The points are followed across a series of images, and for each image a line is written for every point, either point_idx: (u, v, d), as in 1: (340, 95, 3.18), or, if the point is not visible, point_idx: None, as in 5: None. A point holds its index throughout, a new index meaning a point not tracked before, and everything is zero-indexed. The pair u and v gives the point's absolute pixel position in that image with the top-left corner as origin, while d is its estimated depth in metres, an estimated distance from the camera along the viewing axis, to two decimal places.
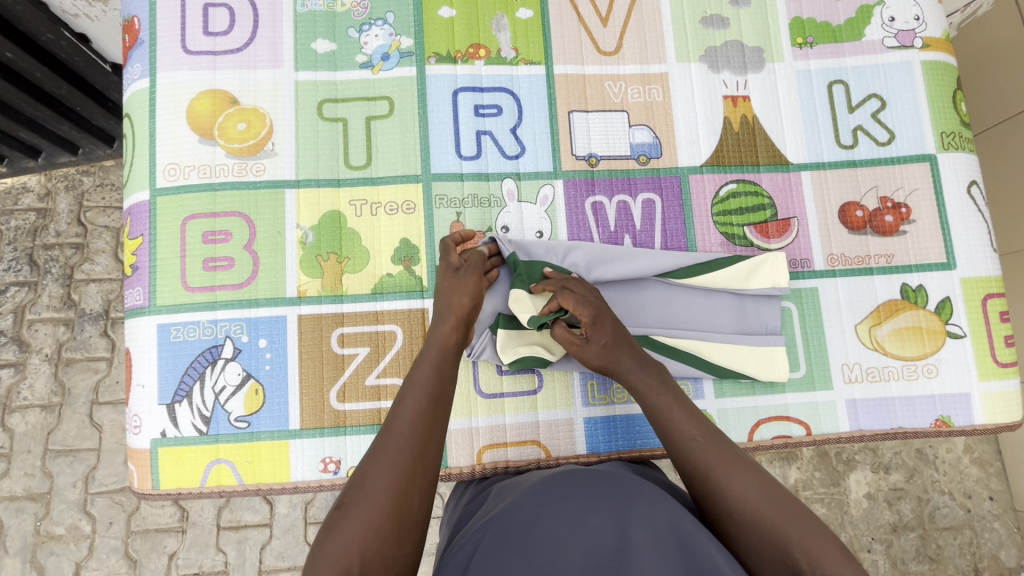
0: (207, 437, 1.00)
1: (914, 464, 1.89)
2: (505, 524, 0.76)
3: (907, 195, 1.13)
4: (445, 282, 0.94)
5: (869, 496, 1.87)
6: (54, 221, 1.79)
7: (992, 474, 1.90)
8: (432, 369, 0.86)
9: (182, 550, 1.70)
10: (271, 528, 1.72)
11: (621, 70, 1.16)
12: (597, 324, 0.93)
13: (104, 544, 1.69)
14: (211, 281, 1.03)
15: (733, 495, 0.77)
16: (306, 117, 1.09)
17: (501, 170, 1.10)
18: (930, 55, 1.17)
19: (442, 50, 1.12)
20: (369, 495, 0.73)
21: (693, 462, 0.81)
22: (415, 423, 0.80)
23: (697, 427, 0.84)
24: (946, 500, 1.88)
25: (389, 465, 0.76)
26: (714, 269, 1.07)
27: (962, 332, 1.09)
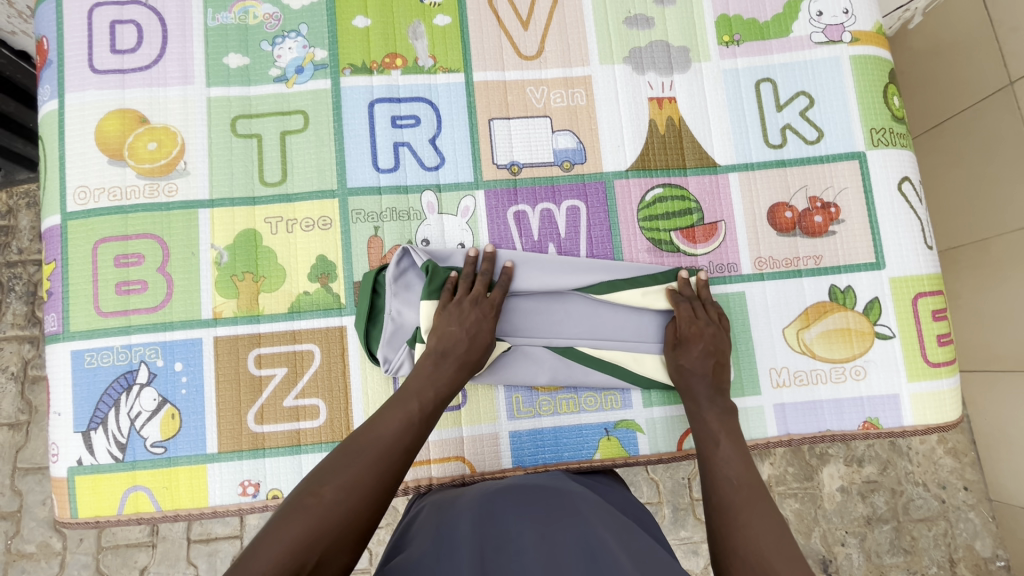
0: (124, 463, 0.98)
1: (887, 456, 1.88)
2: (447, 534, 0.76)
3: (836, 194, 1.10)
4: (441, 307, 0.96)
5: (842, 489, 1.85)
6: (16, 238, 1.78)
7: (966, 463, 1.87)
8: (428, 387, 0.90)
9: (153, 564, 1.69)
10: (241, 540, 1.72)
11: (543, 75, 1.13)
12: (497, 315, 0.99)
13: (75, 561, 1.69)
14: (125, 305, 1.02)
15: (744, 525, 0.81)
16: (220, 135, 1.07)
17: (419, 182, 1.08)
18: (859, 50, 1.14)
19: (357, 60, 1.10)
20: (348, 493, 0.74)
21: (722, 493, 0.87)
22: (403, 437, 0.83)
23: (741, 463, 0.91)
24: (920, 491, 1.86)
25: (372, 468, 0.78)
26: (635, 285, 1.05)
27: (891, 333, 1.07)
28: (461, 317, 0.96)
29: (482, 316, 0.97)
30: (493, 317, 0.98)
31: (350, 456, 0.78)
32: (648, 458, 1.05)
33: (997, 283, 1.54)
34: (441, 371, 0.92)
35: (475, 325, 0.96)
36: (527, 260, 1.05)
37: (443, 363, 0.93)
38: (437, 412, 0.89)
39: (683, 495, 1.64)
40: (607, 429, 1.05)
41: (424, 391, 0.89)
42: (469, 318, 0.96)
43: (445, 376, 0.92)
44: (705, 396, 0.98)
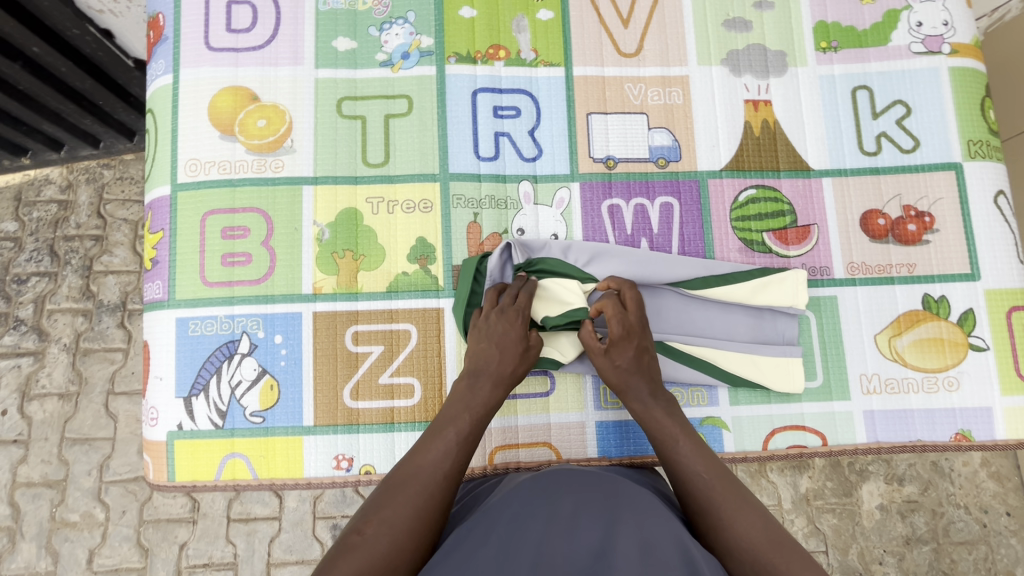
0: (223, 430, 1.01)
1: (929, 476, 1.85)
2: (511, 526, 0.74)
3: (931, 204, 1.11)
4: (498, 325, 0.96)
5: (881, 507, 1.84)
6: (75, 213, 1.82)
7: (1010, 489, 1.85)
8: (463, 415, 0.89)
9: (192, 540, 1.72)
10: (280, 521, 1.74)
11: (641, 72, 1.15)
12: (625, 339, 0.96)
13: (117, 533, 1.71)
14: (228, 276, 1.04)
15: (728, 535, 0.77)
16: (325, 115, 1.10)
17: (518, 172, 1.10)
18: (958, 61, 1.15)
19: (462, 49, 1.12)
20: (395, 524, 0.74)
21: (697, 500, 0.82)
22: (446, 465, 0.83)
23: (703, 461, 0.86)
24: (962, 514, 1.84)
25: (416, 499, 0.78)
26: (728, 284, 1.06)
27: (985, 345, 1.07)
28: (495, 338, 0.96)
29: (509, 325, 0.96)
30: (522, 325, 0.97)
31: (395, 490, 0.79)
32: (733, 456, 1.06)
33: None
34: (476, 395, 0.92)
35: (502, 337, 0.95)
36: (626, 253, 1.06)
37: (476, 390, 0.92)
38: (475, 436, 0.89)
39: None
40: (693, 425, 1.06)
41: (459, 418, 0.88)
42: (495, 330, 0.96)
43: (478, 400, 0.92)
44: (639, 393, 0.94)
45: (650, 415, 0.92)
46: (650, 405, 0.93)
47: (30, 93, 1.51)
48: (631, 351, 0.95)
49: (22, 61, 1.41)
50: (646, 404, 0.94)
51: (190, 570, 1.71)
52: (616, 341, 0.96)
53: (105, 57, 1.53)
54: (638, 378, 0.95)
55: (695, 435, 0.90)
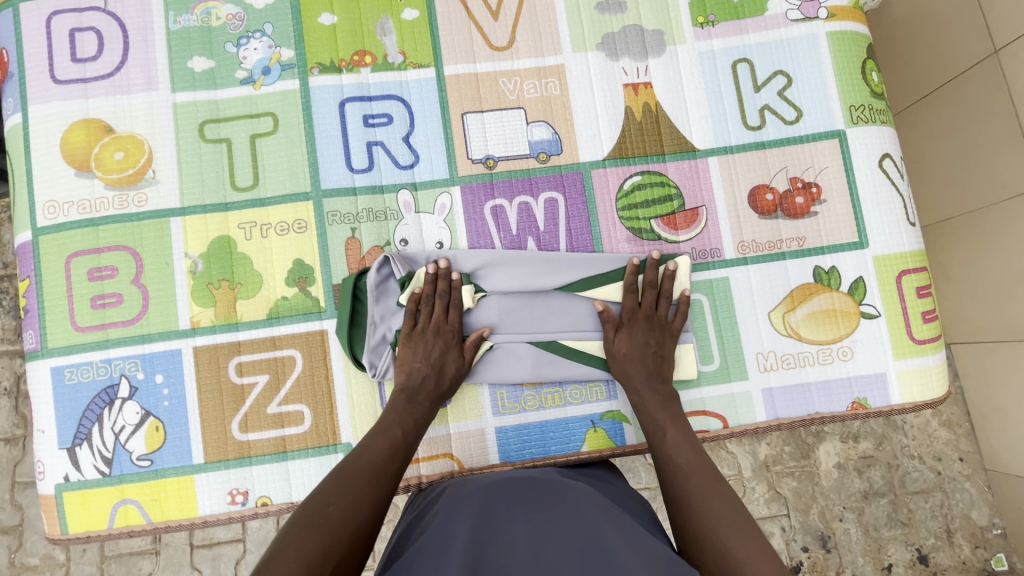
0: (111, 478, 0.98)
1: (882, 431, 1.73)
2: (443, 538, 0.70)
3: (817, 174, 1.10)
4: (430, 343, 0.98)
5: (838, 466, 1.72)
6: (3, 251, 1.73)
7: (962, 434, 1.73)
8: (408, 418, 0.94)
9: (157, 571, 1.70)
10: (244, 542, 1.73)
11: (515, 65, 1.11)
12: (620, 330, 1.02)
13: (79, 571, 1.70)
14: (101, 319, 1.00)
15: (702, 520, 0.79)
16: (188, 141, 1.05)
17: (395, 181, 1.07)
18: (835, 25, 1.12)
19: (325, 59, 1.07)
20: (354, 505, 0.77)
21: (681, 487, 0.85)
22: (392, 461, 0.87)
23: (690, 449, 0.90)
24: (917, 464, 1.72)
25: (367, 489, 0.80)
26: (614, 279, 1.05)
27: (876, 312, 1.06)
28: (425, 351, 0.98)
29: (443, 344, 0.99)
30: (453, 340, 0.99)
31: (348, 476, 0.81)
32: (636, 448, 1.05)
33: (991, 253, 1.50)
34: (415, 406, 0.95)
35: (436, 355, 0.98)
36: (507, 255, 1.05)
37: (416, 404, 0.95)
38: (417, 439, 0.93)
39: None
40: (593, 421, 1.05)
41: (406, 419, 0.93)
42: (427, 348, 0.98)
43: (425, 407, 0.96)
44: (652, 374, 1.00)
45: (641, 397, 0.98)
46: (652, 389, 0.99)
47: None
48: (644, 320, 1.02)
49: None
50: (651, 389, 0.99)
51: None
52: (614, 331, 1.02)
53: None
54: (640, 363, 0.99)
55: (685, 425, 0.95)
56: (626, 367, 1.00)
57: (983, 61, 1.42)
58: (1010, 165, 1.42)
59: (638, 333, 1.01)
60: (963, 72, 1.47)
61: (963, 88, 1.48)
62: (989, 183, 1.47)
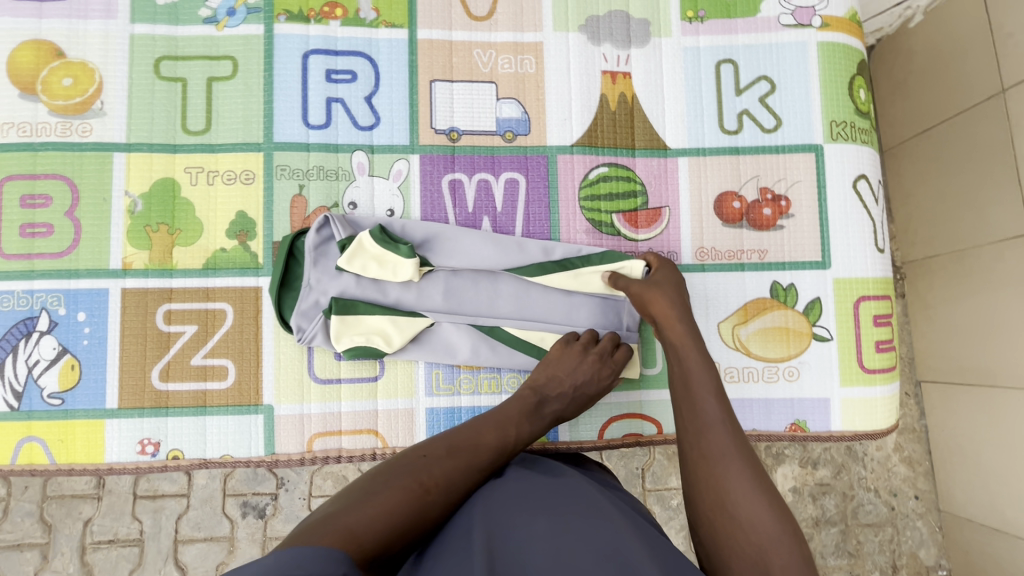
0: (20, 413, 0.94)
1: (842, 460, 1.68)
2: (467, 525, 0.65)
3: (788, 187, 1.06)
4: (585, 370, 0.94)
5: (794, 490, 1.65)
6: None
7: (920, 473, 1.68)
8: (527, 424, 0.84)
9: (97, 516, 1.69)
10: (188, 498, 1.72)
11: (492, 38, 1.07)
12: (660, 266, 0.99)
13: (19, 508, 1.69)
14: (28, 248, 0.96)
15: (720, 477, 0.73)
16: (141, 76, 1.01)
17: (352, 141, 1.03)
18: (828, 36, 1.08)
19: (293, 7, 1.03)
20: (447, 488, 0.69)
21: (700, 440, 0.78)
22: (498, 462, 0.77)
23: (719, 393, 0.82)
24: (871, 497, 1.67)
25: (468, 477, 0.72)
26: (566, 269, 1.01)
27: (829, 335, 1.03)
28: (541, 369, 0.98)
29: (599, 379, 0.95)
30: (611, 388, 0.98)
31: (450, 453, 0.73)
32: (567, 445, 1.03)
33: (970, 295, 1.48)
34: (539, 414, 0.87)
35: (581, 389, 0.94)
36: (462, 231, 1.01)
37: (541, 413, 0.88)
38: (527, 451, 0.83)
39: (635, 486, 1.50)
40: None
41: (526, 425, 0.83)
42: (583, 373, 0.94)
43: (545, 421, 0.88)
44: (687, 319, 0.92)
45: (676, 335, 0.91)
46: (688, 329, 0.91)
47: None
48: (675, 281, 0.97)
49: None
50: (687, 326, 0.91)
51: (94, 546, 1.68)
52: (655, 266, 0.99)
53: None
54: (667, 293, 0.95)
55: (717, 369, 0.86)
56: (644, 292, 0.96)
57: (990, 99, 1.37)
58: (1000, 207, 1.38)
59: (666, 273, 0.98)
60: (961, 112, 1.45)
61: (964, 126, 1.45)
62: (978, 223, 1.44)
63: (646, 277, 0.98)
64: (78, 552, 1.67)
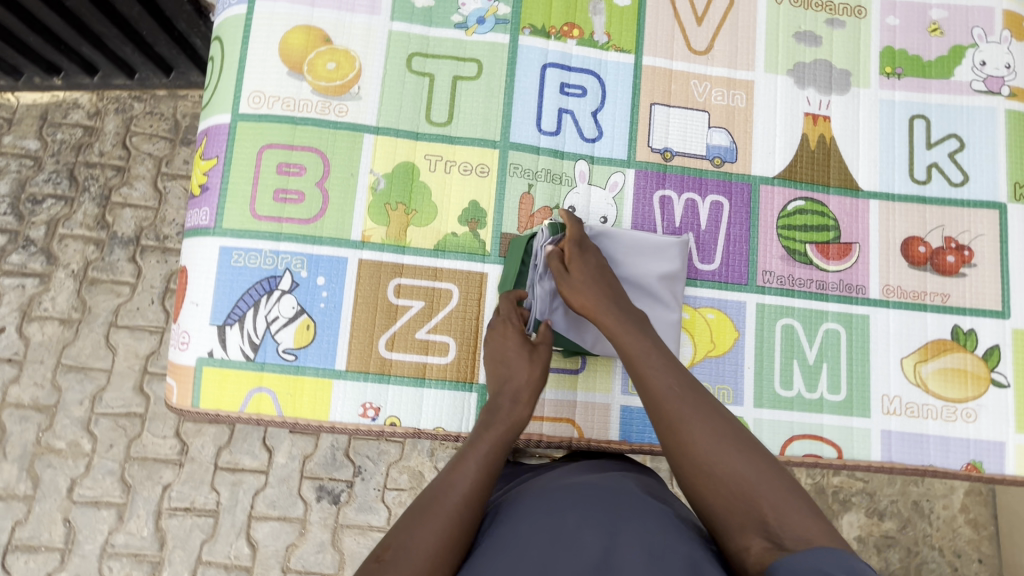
0: (254, 363, 1.01)
1: (908, 515, 1.85)
2: (514, 541, 0.71)
3: (971, 239, 1.14)
4: (508, 346, 0.96)
5: (859, 539, 1.83)
6: (100, 141, 1.87)
7: (984, 536, 1.85)
8: (490, 437, 0.85)
9: (176, 482, 1.73)
10: (266, 476, 1.74)
11: (708, 71, 1.16)
12: (580, 257, 0.98)
13: (101, 466, 1.73)
14: (279, 212, 1.04)
15: (694, 446, 0.78)
16: (394, 68, 1.09)
17: (576, 150, 1.11)
18: (1015, 105, 1.17)
19: (537, 23, 1.12)
20: (415, 552, 0.69)
21: (666, 410, 0.82)
22: (476, 503, 0.76)
23: (699, 410, 0.81)
24: (935, 555, 1.84)
25: (438, 539, 0.70)
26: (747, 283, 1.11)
27: (1005, 382, 1.09)
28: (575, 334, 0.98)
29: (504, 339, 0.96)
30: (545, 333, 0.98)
31: (417, 512, 0.74)
32: None
33: None
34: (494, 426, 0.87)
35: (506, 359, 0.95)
36: (649, 242, 1.06)
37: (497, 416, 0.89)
38: (500, 459, 0.83)
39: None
40: None
41: (482, 438, 0.84)
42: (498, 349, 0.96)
43: (503, 423, 0.87)
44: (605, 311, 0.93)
45: (630, 345, 0.89)
46: (621, 319, 0.92)
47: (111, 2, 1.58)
48: (591, 274, 0.97)
49: None
50: (619, 318, 0.92)
51: (170, 512, 1.71)
52: (574, 258, 0.97)
53: (190, 9, 1.65)
54: (591, 288, 0.95)
55: (672, 359, 0.87)
56: (571, 288, 0.95)
57: None
58: None
59: (588, 264, 0.97)
60: None
61: None
62: None
63: (565, 271, 0.97)
64: (154, 516, 1.71)
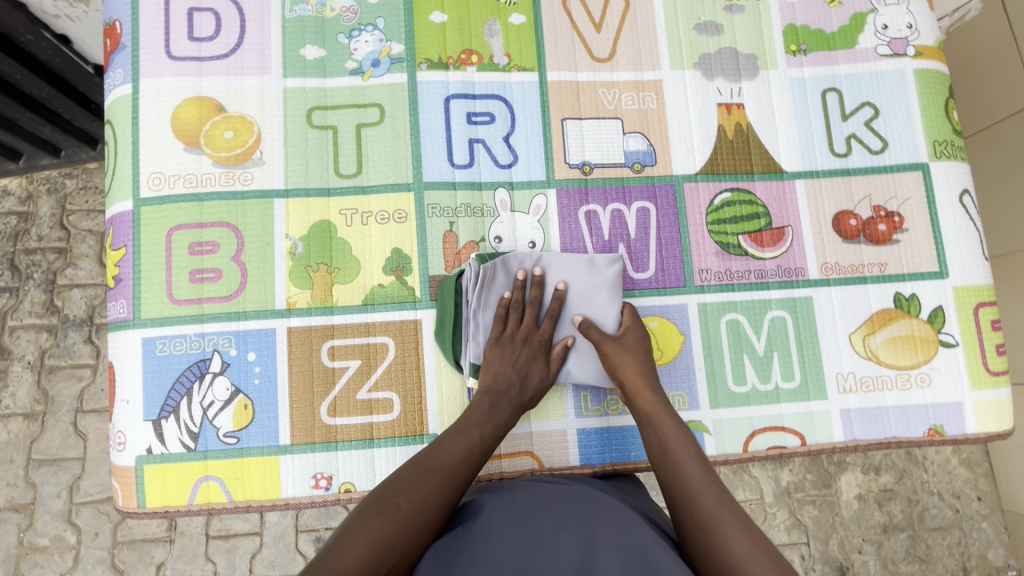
0: (195, 453, 0.98)
1: (903, 465, 1.86)
2: (493, 539, 0.74)
3: (900, 204, 1.13)
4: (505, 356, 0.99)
5: (859, 497, 1.84)
6: (36, 225, 1.81)
7: (980, 474, 1.87)
8: (489, 422, 0.93)
9: (170, 559, 1.69)
10: (261, 536, 1.71)
11: (615, 77, 1.15)
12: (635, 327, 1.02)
13: (90, 555, 1.68)
14: (198, 293, 1.01)
15: (699, 506, 0.80)
16: (295, 125, 1.06)
17: (493, 179, 1.09)
18: (922, 63, 1.17)
19: (433, 56, 1.10)
20: (423, 503, 0.77)
21: (678, 477, 0.85)
22: (465, 466, 0.86)
23: (729, 511, 0.78)
24: (935, 500, 1.85)
25: (438, 488, 0.80)
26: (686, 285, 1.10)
27: (954, 341, 1.09)
28: (513, 357, 0.99)
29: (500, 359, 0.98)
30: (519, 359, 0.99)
31: (417, 472, 0.81)
32: (715, 459, 1.06)
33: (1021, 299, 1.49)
34: (498, 410, 0.95)
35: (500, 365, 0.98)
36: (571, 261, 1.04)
37: (498, 409, 0.95)
38: (492, 446, 0.92)
39: None
40: None
41: (485, 424, 0.92)
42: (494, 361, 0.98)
43: (504, 411, 0.95)
44: (652, 389, 0.97)
45: (651, 411, 0.94)
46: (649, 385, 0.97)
47: (16, 83, 1.47)
48: (637, 339, 1.01)
49: (12, 49, 1.40)
50: (655, 398, 0.96)
51: None
52: (629, 327, 1.01)
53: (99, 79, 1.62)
54: (637, 366, 0.98)
55: (689, 432, 0.91)
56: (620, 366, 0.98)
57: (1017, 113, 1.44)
58: None
59: (636, 342, 1.00)
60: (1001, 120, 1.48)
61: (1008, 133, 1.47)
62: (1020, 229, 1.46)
63: (617, 338, 1.00)
64: None
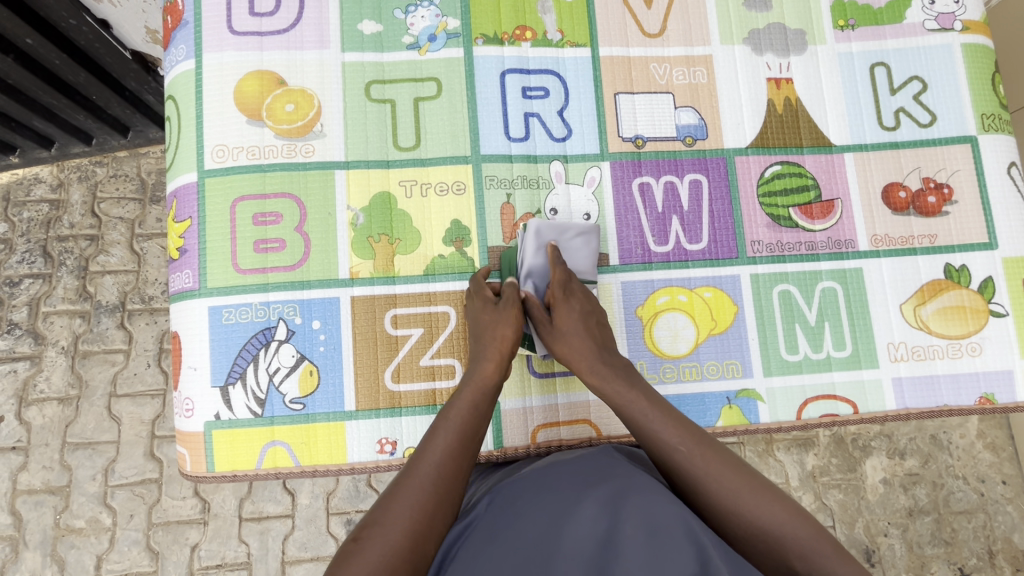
0: (262, 419, 1.00)
1: (928, 449, 1.87)
2: (505, 533, 0.71)
3: (949, 176, 1.15)
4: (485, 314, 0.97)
5: (884, 481, 1.85)
6: (68, 213, 1.84)
7: (1004, 458, 1.88)
8: (464, 400, 0.88)
9: (204, 541, 1.71)
10: (293, 519, 1.73)
11: (665, 52, 1.16)
12: (565, 302, 0.97)
13: (125, 537, 1.71)
14: (262, 263, 1.02)
15: (677, 463, 0.82)
16: (354, 99, 1.08)
17: (549, 152, 1.10)
18: (969, 38, 1.18)
19: (488, 31, 1.12)
20: (394, 524, 0.71)
21: (651, 441, 0.85)
22: (451, 462, 0.80)
23: (705, 458, 0.81)
24: (960, 484, 1.86)
25: (419, 499, 0.74)
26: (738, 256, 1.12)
27: (1004, 311, 1.11)
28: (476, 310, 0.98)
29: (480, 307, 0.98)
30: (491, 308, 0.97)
31: (394, 490, 0.76)
32: (769, 426, 1.08)
33: None
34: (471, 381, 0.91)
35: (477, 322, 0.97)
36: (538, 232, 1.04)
37: (473, 373, 0.92)
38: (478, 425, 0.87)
39: None
40: (730, 398, 1.08)
41: (458, 402, 0.87)
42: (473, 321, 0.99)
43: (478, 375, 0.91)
44: (594, 366, 0.93)
45: (605, 383, 0.92)
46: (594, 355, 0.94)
47: (54, 70, 1.51)
48: (574, 317, 0.96)
49: (49, 32, 1.41)
50: (599, 371, 0.93)
51: (202, 572, 1.70)
52: (558, 306, 0.97)
53: (137, 66, 1.62)
54: (581, 347, 0.94)
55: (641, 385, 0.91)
56: (569, 354, 0.95)
57: None
58: None
59: (573, 313, 0.96)
60: None
61: None
62: None
63: (551, 325, 0.96)
64: None
